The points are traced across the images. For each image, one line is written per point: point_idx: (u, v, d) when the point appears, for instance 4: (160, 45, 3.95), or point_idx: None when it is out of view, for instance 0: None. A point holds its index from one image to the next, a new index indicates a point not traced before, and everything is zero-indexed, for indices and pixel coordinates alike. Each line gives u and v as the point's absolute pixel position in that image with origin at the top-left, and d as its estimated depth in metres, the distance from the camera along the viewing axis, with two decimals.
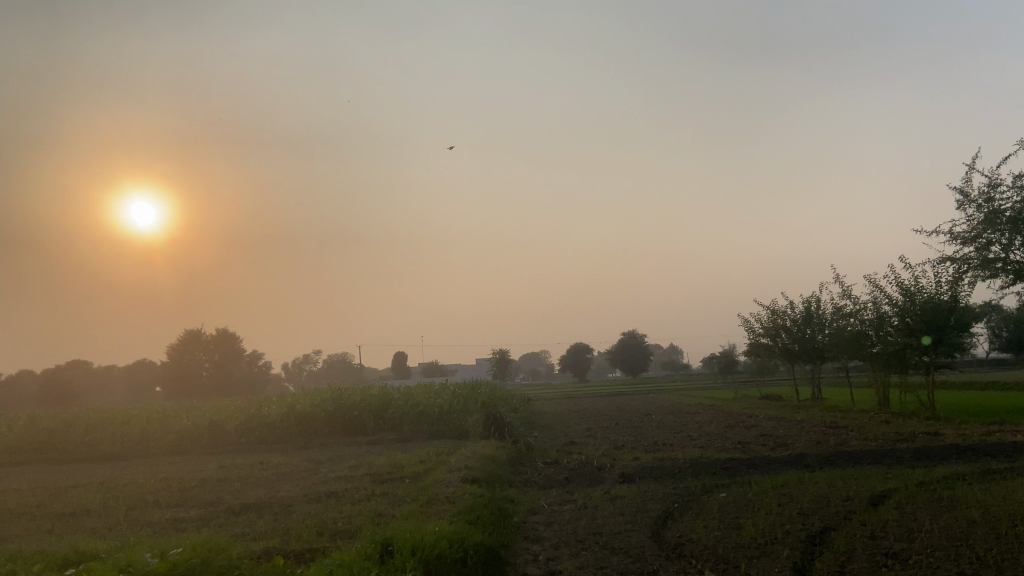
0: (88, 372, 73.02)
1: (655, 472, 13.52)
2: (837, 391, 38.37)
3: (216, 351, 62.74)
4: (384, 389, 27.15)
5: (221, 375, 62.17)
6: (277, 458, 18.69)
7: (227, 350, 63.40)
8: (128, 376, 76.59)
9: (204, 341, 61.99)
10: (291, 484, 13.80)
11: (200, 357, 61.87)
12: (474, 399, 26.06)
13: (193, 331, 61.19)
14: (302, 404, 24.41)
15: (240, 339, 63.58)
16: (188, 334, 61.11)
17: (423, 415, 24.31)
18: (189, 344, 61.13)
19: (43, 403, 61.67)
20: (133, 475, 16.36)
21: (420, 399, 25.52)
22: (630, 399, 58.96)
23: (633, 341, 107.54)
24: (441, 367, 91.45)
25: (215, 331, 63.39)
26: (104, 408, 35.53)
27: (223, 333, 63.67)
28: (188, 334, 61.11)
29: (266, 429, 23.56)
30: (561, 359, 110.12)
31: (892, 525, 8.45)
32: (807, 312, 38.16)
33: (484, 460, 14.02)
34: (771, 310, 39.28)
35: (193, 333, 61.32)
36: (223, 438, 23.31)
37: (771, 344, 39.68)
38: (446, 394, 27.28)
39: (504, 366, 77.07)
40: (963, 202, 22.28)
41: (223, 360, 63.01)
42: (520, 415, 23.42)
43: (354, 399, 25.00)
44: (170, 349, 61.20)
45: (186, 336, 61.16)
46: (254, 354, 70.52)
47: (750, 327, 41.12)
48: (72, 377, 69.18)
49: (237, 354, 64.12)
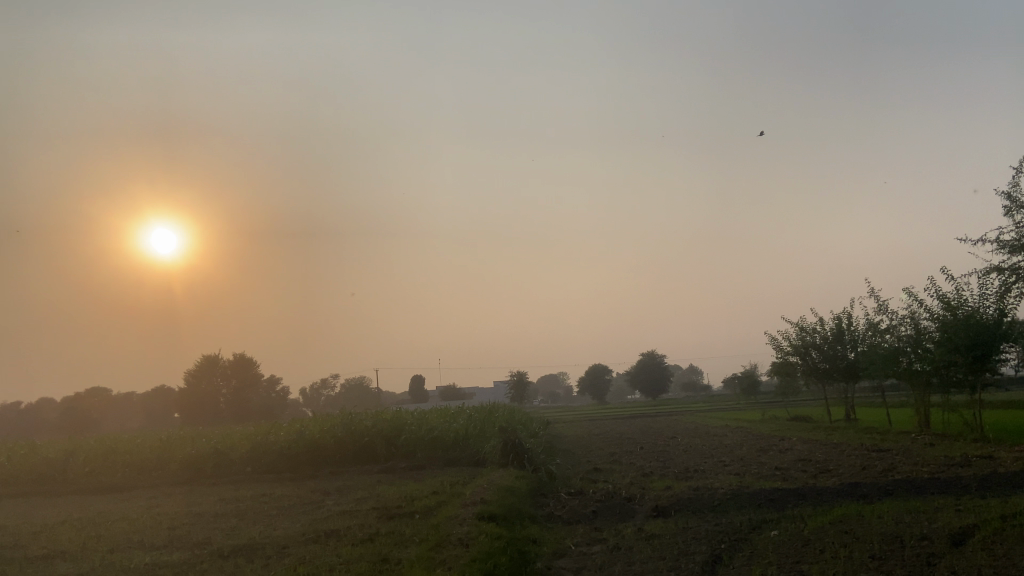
0: (107, 399, 72.47)
1: (692, 504, 12.23)
2: (872, 412, 36.55)
3: (233, 376, 62.02)
4: (396, 414, 25.96)
5: (237, 400, 61.38)
6: (282, 489, 17.53)
7: (244, 376, 62.63)
8: (147, 403, 76.05)
9: (222, 367, 61.19)
10: (292, 520, 12.63)
11: (218, 383, 61.04)
12: (491, 423, 24.77)
13: (211, 357, 60.45)
14: (311, 430, 23.23)
15: (257, 364, 62.83)
16: (205, 360, 60.29)
17: (438, 441, 23.05)
18: (207, 370, 60.30)
19: (60, 431, 61.18)
20: (128, 510, 15.27)
21: (434, 423, 24.27)
22: (653, 420, 57.32)
23: (652, 362, 105.61)
24: (459, 390, 90.09)
25: (233, 356, 62.67)
26: (115, 436, 34.62)
27: (240, 359, 62.96)
28: (205, 360, 60.28)
29: (274, 457, 22.41)
30: (580, 381, 108.33)
31: (987, 572, 7.13)
32: (838, 329, 36.53)
33: (502, 492, 12.78)
34: (799, 328, 37.72)
35: (212, 359, 60.56)
36: (228, 467, 22.21)
37: (800, 363, 38.04)
38: (462, 417, 26.05)
39: (522, 388, 75.72)
40: (1011, 208, 20.80)
41: (241, 385, 62.27)
42: (540, 440, 22.11)
43: (365, 424, 23.80)
44: (188, 375, 60.45)
45: (204, 362, 60.39)
46: (272, 379, 69.81)
47: (778, 345, 39.51)
48: (90, 403, 68.79)
49: (255, 379, 63.38)
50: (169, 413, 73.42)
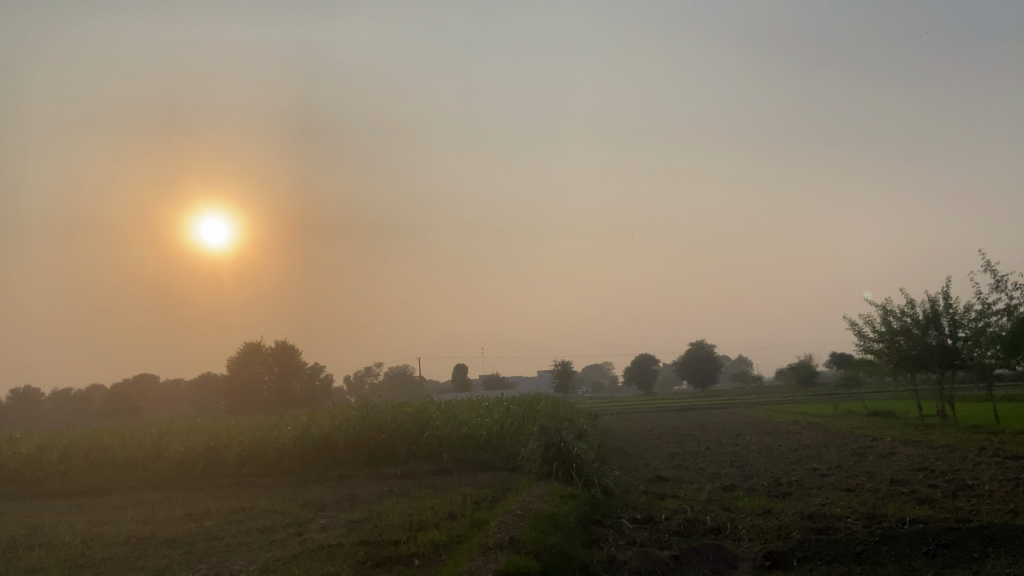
0: (154, 384, 71.50)
1: (824, 552, 8.31)
2: (973, 407, 31.64)
3: (276, 364, 59.87)
4: (422, 405, 22.44)
5: (281, 388, 59.33)
6: (267, 502, 14.19)
7: (287, 364, 60.51)
8: (194, 390, 74.85)
9: (265, 354, 59.05)
10: (246, 562, 9.15)
11: (261, 371, 58.93)
12: (532, 419, 21.10)
13: (255, 344, 58.23)
14: (320, 426, 19.90)
15: (300, 352, 60.66)
16: (248, 348, 58.17)
17: (468, 439, 19.46)
18: (250, 358, 58.16)
19: (104, 417, 60.14)
20: (68, 531, 12.12)
21: (464, 418, 20.66)
22: (709, 413, 52.93)
23: (701, 353, 100.48)
24: (502, 379, 86.98)
25: (275, 344, 60.49)
26: (138, 425, 32.23)
27: (283, 346, 60.79)
28: (249, 347, 58.16)
29: (276, 457, 19.17)
30: (626, 371, 103.95)
31: None
32: (933, 312, 31.72)
33: (542, 526, 9.01)
34: (886, 310, 33.01)
35: (255, 346, 58.38)
36: (223, 469, 19.08)
37: (886, 351, 33.33)
38: (498, 411, 22.31)
39: (566, 378, 72.08)
40: None
41: (285, 373, 60.17)
42: (590, 440, 18.26)
43: (383, 418, 20.36)
44: (230, 362, 58.42)
45: (247, 349, 58.25)
46: (317, 367, 67.89)
47: (860, 332, 34.81)
48: (136, 389, 67.83)
49: (298, 366, 61.31)
50: (213, 400, 72.12)
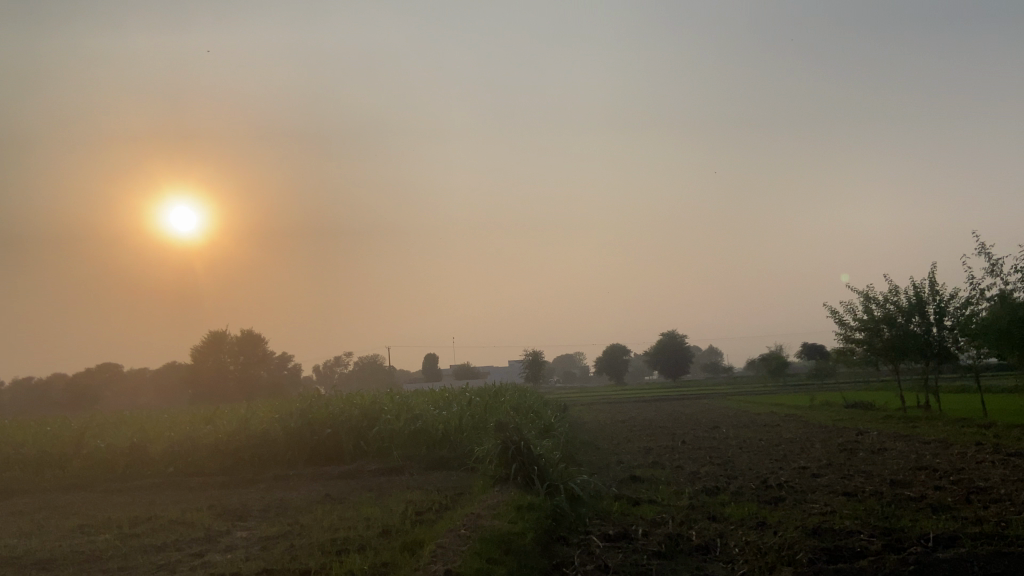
0: (113, 373, 68.47)
1: None
2: (959, 399, 30.49)
3: (241, 353, 57.36)
4: (374, 397, 20.43)
5: (247, 379, 56.77)
6: (180, 509, 12.15)
7: (252, 353, 58.01)
8: (156, 380, 71.82)
9: (230, 343, 56.37)
10: None
11: (226, 360, 56.24)
12: (495, 411, 19.23)
13: (220, 333, 55.50)
14: (259, 420, 17.81)
15: (266, 341, 58.21)
16: (213, 336, 55.43)
17: (422, 434, 17.55)
18: (215, 347, 55.46)
19: (57, 407, 57.03)
20: None
21: (420, 411, 18.71)
22: (682, 404, 51.64)
23: (672, 343, 99.72)
24: (473, 369, 85.16)
25: (241, 333, 57.91)
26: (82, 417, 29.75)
27: (248, 335, 58.23)
28: (213, 336, 55.43)
29: (206, 454, 17.03)
30: (598, 361, 102.80)
31: None
32: (918, 299, 30.50)
33: (492, 552, 7.12)
34: (870, 298, 31.71)
35: (220, 334, 55.63)
36: (148, 467, 16.94)
37: (869, 341, 32.06)
38: (458, 403, 20.37)
39: (538, 368, 70.51)
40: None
41: (250, 363, 57.64)
42: (557, 436, 16.42)
43: (329, 411, 18.31)
44: (193, 352, 55.55)
45: (211, 338, 55.49)
46: (285, 356, 65.47)
47: (842, 320, 33.52)
48: (92, 377, 64.69)
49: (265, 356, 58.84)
50: (175, 390, 69.14)
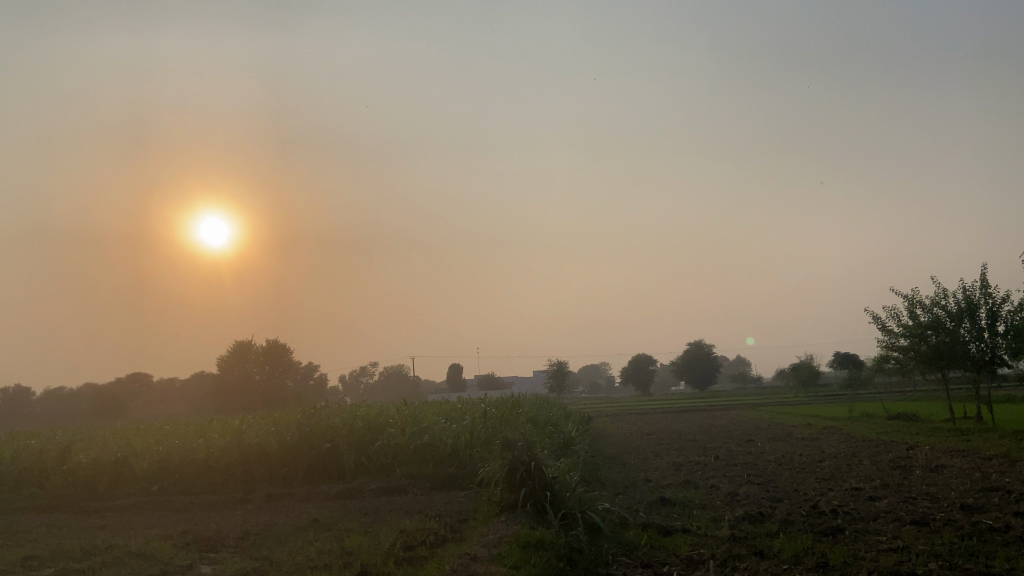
0: (141, 383, 68.22)
1: None
2: (1015, 411, 28.06)
3: (266, 363, 56.54)
4: (381, 408, 18.83)
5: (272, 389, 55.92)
6: (147, 537, 10.73)
7: (277, 363, 57.19)
8: (182, 390, 71.49)
9: (256, 353, 55.48)
10: None
11: (252, 371, 55.41)
12: (510, 425, 17.54)
13: (245, 343, 54.55)
14: (253, 433, 16.33)
15: (291, 350, 57.48)
16: (238, 347, 54.46)
17: (430, 450, 15.99)
18: (239, 358, 54.57)
19: (83, 417, 56.60)
20: None
21: (428, 423, 17.09)
22: (712, 416, 49.35)
23: (700, 353, 96.94)
24: (498, 379, 83.32)
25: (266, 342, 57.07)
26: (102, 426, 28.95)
27: (273, 345, 57.41)
28: (239, 347, 54.46)
29: (194, 471, 15.61)
30: (624, 371, 100.34)
31: None
32: (967, 303, 28.16)
33: None
34: (914, 301, 29.45)
35: (246, 345, 54.67)
36: (132, 485, 15.57)
37: (913, 348, 29.79)
38: (471, 415, 18.70)
39: (563, 378, 68.43)
40: None
41: (276, 373, 56.83)
42: (577, 453, 14.70)
43: (329, 424, 16.77)
44: (219, 362, 54.85)
45: (237, 348, 54.62)
46: (310, 366, 64.62)
47: (883, 325, 31.28)
48: (118, 386, 64.38)
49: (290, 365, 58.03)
50: (200, 400, 68.62)
